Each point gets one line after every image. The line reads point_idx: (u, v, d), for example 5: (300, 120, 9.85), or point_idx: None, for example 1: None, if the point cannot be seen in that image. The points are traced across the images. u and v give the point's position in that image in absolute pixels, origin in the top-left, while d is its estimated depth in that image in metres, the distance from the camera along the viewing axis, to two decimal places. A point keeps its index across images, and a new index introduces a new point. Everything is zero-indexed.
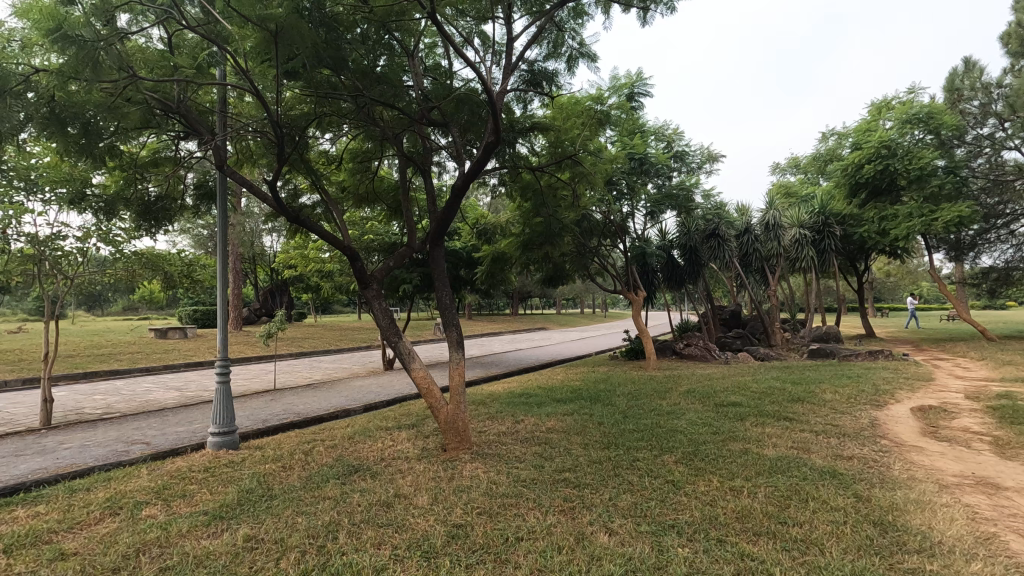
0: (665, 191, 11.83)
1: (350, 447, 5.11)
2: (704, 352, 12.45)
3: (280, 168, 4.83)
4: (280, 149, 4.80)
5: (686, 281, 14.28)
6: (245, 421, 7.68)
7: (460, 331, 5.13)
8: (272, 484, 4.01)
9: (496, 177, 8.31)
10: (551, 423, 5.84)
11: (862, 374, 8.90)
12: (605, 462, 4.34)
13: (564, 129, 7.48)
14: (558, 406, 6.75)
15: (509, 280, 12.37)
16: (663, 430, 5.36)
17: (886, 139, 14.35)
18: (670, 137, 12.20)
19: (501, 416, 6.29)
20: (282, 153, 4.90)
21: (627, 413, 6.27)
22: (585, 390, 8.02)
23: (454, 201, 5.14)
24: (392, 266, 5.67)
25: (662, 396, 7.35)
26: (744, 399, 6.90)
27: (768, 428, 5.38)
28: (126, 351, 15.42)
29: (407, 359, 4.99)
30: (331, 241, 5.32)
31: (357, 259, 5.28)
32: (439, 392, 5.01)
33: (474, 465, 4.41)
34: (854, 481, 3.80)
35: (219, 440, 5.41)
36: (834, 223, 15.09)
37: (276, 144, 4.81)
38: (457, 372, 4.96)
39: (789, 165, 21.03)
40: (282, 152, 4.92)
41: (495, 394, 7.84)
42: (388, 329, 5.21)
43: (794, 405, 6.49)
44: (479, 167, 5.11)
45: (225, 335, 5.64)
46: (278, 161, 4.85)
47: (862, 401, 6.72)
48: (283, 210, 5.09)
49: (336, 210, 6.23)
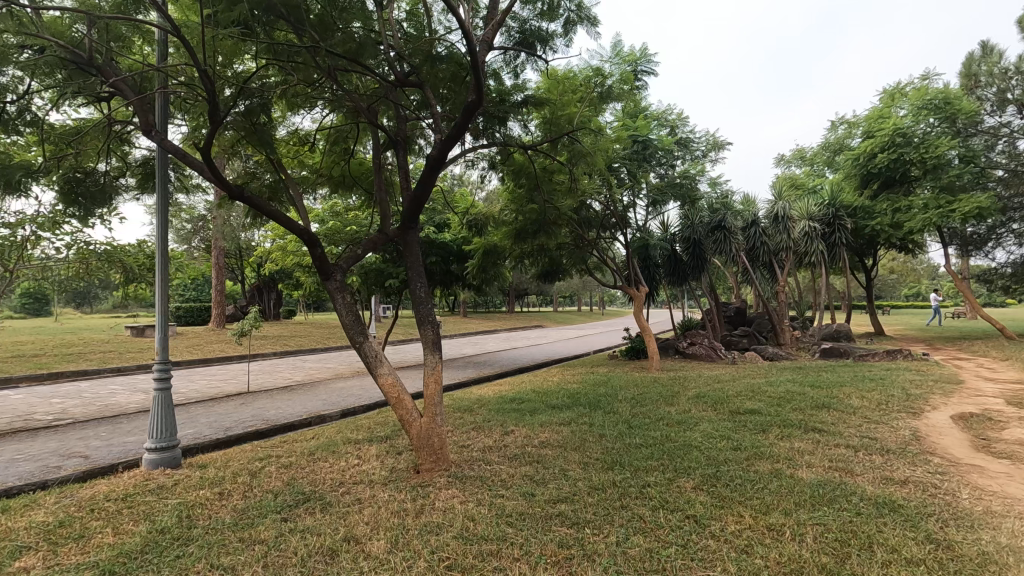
0: (669, 180, 11.05)
1: (307, 467, 4.33)
2: (709, 351, 11.70)
3: (216, 131, 3.92)
4: (213, 107, 3.86)
5: (689, 277, 13.55)
6: (205, 430, 6.89)
7: (437, 329, 4.34)
8: (196, 520, 3.23)
9: (486, 160, 7.52)
10: (544, 436, 5.06)
11: (885, 376, 8.16)
12: (609, 490, 3.57)
13: (560, 105, 6.69)
14: (553, 414, 5.99)
15: (502, 275, 11.60)
16: (675, 445, 4.59)
17: (900, 127, 13.60)
18: (674, 123, 11.39)
19: (488, 426, 5.52)
20: (218, 114, 3.99)
21: (631, 422, 5.50)
22: (585, 394, 7.22)
23: (429, 175, 4.29)
24: (362, 255, 4.89)
25: (669, 402, 6.58)
26: (761, 406, 6.14)
27: (797, 443, 4.63)
28: (98, 350, 14.59)
29: (373, 361, 4.22)
30: (285, 225, 4.50)
31: (316, 246, 4.49)
32: (410, 402, 4.21)
33: (450, 493, 3.63)
34: (921, 518, 3.05)
35: (155, 457, 4.65)
36: (845, 216, 14.35)
37: (208, 102, 3.88)
38: (432, 378, 4.18)
39: (795, 157, 20.30)
40: (218, 114, 4.00)
41: (485, 400, 7.08)
42: (351, 327, 4.39)
43: (820, 413, 5.73)
44: (455, 139, 4.18)
45: (166, 336, 4.84)
46: (211, 123, 3.92)
47: (896, 408, 5.98)
48: (225, 185, 4.23)
49: (297, 191, 5.36)
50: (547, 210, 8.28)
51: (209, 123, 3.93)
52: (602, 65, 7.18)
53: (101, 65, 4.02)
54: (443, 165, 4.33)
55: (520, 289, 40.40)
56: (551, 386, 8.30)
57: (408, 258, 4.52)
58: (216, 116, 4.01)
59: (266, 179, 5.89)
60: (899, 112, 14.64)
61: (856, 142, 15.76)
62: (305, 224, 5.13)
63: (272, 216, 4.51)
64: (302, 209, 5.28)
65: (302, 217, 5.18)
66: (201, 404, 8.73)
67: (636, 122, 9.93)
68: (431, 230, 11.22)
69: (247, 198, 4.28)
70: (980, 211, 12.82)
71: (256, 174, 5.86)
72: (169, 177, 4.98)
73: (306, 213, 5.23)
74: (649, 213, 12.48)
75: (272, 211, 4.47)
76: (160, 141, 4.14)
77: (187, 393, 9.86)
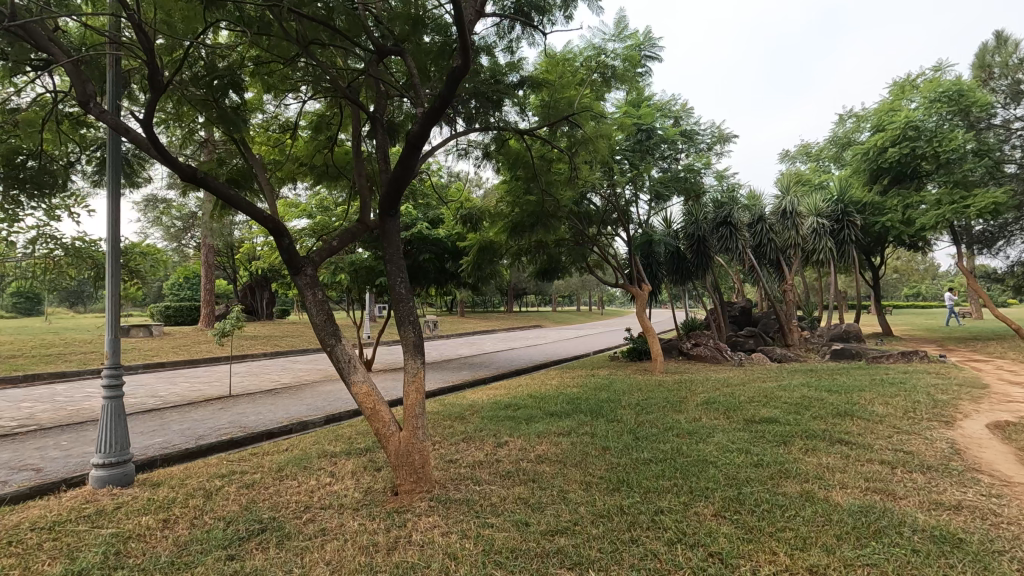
0: (673, 174, 10.51)
1: (272, 487, 3.81)
2: (714, 352, 11.21)
3: (157, 98, 3.37)
4: (153, 69, 3.30)
5: (693, 275, 13.02)
6: (174, 440, 6.36)
7: (419, 330, 3.78)
8: (125, 559, 2.72)
9: (481, 149, 7.00)
10: (541, 449, 4.55)
11: (905, 380, 7.66)
12: (616, 518, 3.06)
13: (559, 87, 6.19)
14: (551, 422, 5.48)
15: (499, 273, 11.08)
16: (689, 461, 4.08)
17: (912, 120, 13.09)
18: (679, 113, 10.86)
19: (480, 437, 5.02)
20: (161, 79, 3.43)
21: (637, 432, 4.99)
22: (585, 400, 6.70)
23: (407, 157, 3.73)
24: (338, 247, 4.36)
25: (677, 409, 6.04)
26: (777, 414, 5.61)
27: (825, 459, 4.12)
28: (79, 351, 14.04)
29: (346, 366, 3.69)
30: (248, 211, 3.96)
31: (283, 236, 3.95)
32: (388, 414, 3.68)
33: (430, 521, 3.11)
34: (992, 559, 2.55)
35: (103, 474, 4.13)
36: (854, 212, 13.86)
37: (146, 64, 3.33)
38: (412, 386, 3.64)
39: (799, 152, 19.75)
40: (162, 79, 3.44)
41: (477, 406, 6.58)
42: (322, 328, 3.83)
43: (844, 423, 5.22)
44: (435, 116, 3.62)
45: (117, 338, 4.32)
46: (152, 89, 3.37)
47: (926, 416, 5.47)
48: (175, 166, 3.66)
49: (264, 177, 4.80)
50: (546, 201, 7.74)
51: (149, 88, 3.38)
52: (605, 46, 6.68)
53: (28, 24, 3.49)
54: (423, 146, 3.77)
55: (519, 288, 39.90)
56: (550, 390, 7.78)
57: (385, 252, 3.96)
58: (159, 81, 3.46)
59: (235, 164, 5.36)
60: (910, 105, 14.13)
61: (864, 136, 15.30)
62: (273, 212, 4.58)
63: (231, 203, 3.93)
64: (270, 196, 4.72)
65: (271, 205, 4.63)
66: (177, 410, 8.20)
67: (641, 109, 9.40)
68: (424, 225, 10.67)
69: (202, 180, 3.72)
70: (996, 206, 12.31)
71: (224, 157, 5.34)
72: (121, 158, 4.47)
73: (275, 201, 4.69)
74: (651, 209, 11.96)
75: (231, 196, 3.90)
76: (98, 113, 3.56)
77: (166, 397, 9.34)
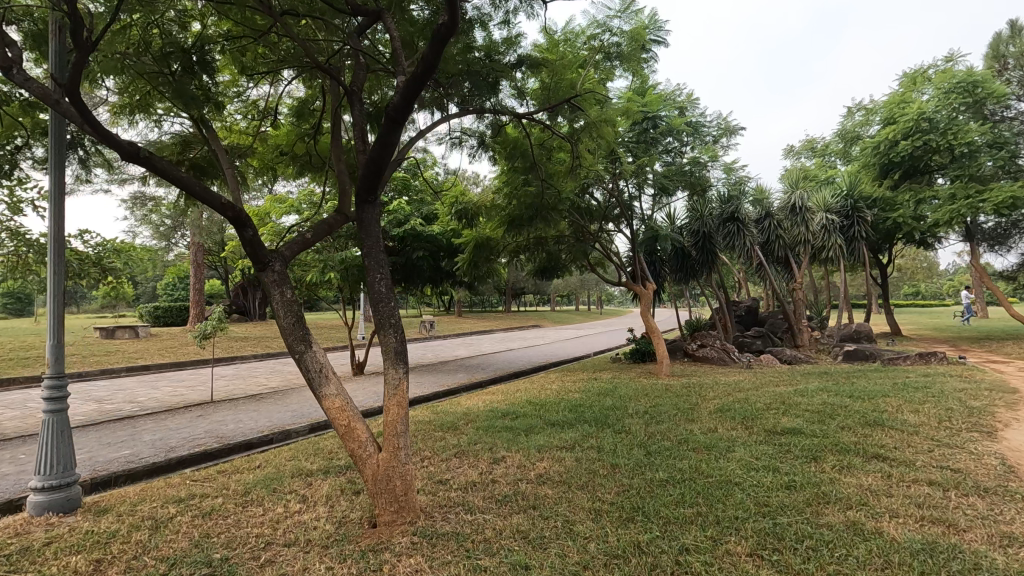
0: (678, 168, 9.97)
1: (232, 516, 3.30)
2: (721, 353, 10.73)
3: (85, 59, 2.94)
4: (76, 23, 2.88)
5: (698, 273, 12.51)
6: (142, 452, 5.83)
7: (401, 336, 3.24)
8: None
9: (476, 138, 6.49)
10: (543, 467, 4.05)
11: (930, 385, 7.14)
12: (634, 560, 2.56)
13: (560, 68, 5.73)
14: (553, 434, 4.99)
15: (496, 271, 10.58)
16: (712, 483, 3.57)
17: (925, 111, 12.51)
18: (684, 104, 10.36)
19: (474, 452, 4.52)
20: (88, 38, 2.99)
21: (649, 446, 4.50)
22: (590, 408, 6.17)
23: (387, 134, 3.17)
24: (312, 240, 3.83)
25: (690, 419, 5.54)
26: (801, 424, 5.10)
27: (867, 480, 3.62)
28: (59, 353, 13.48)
29: (316, 377, 3.17)
30: (204, 199, 3.32)
31: (246, 227, 3.43)
32: (365, 431, 3.18)
33: (411, 564, 2.60)
34: None
35: (42, 500, 3.61)
36: (864, 207, 13.38)
37: (70, 19, 2.90)
38: (393, 400, 3.13)
39: (804, 148, 19.25)
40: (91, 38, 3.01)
41: (473, 414, 6.09)
42: (289, 332, 3.29)
43: (876, 434, 4.72)
44: (417, 86, 3.05)
45: (61, 343, 3.80)
46: (78, 49, 2.93)
47: (964, 427, 4.98)
48: (115, 144, 3.11)
49: (225, 157, 4.08)
50: (546, 191, 7.19)
51: (76, 49, 2.94)
52: (609, 24, 6.16)
53: None
54: (406, 122, 3.21)
55: (518, 288, 39.51)
56: (550, 396, 7.27)
57: (364, 245, 3.39)
58: (88, 42, 3.02)
59: (193, 151, 4.91)
60: (922, 97, 13.62)
61: (874, 129, 14.79)
62: (237, 201, 3.86)
63: (181, 186, 3.29)
64: (233, 180, 3.94)
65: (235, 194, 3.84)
66: (151, 417, 7.67)
67: (646, 97, 8.86)
68: (417, 221, 10.17)
69: (144, 160, 3.14)
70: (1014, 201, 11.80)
71: (184, 141, 4.90)
72: (65, 141, 3.97)
73: (240, 190, 3.89)
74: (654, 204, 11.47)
75: (181, 178, 3.26)
76: (23, 81, 3.06)
77: (144, 404, 8.81)
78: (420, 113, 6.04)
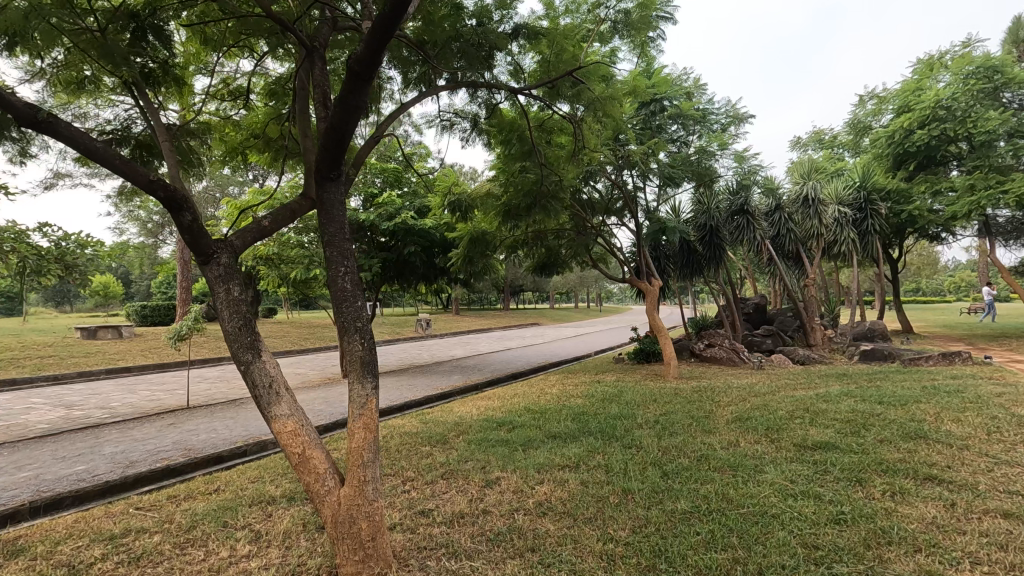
0: (683, 157, 9.24)
1: (163, 564, 2.72)
2: (730, 353, 10.18)
3: None
4: None
5: (703, 268, 11.93)
6: (97, 468, 5.22)
7: (370, 343, 2.65)
8: None
9: (469, 120, 5.91)
10: (542, 493, 3.47)
11: (962, 388, 6.55)
12: None
13: (560, 37, 5.12)
14: (554, 449, 4.41)
15: (493, 266, 10.05)
16: (745, 517, 2.98)
17: (942, 99, 11.92)
18: (691, 89, 9.78)
19: (464, 473, 3.93)
20: None
21: (664, 466, 3.91)
22: (594, 417, 5.59)
23: (350, 96, 2.56)
24: (270, 229, 3.20)
25: (707, 430, 4.97)
26: (833, 437, 4.53)
27: (930, 512, 3.04)
28: (35, 355, 12.83)
29: (265, 395, 2.59)
30: (124, 172, 2.69)
31: (183, 211, 2.82)
32: (323, 460, 2.59)
33: None
34: None
35: None
36: (877, 199, 12.83)
37: None
38: (359, 423, 2.56)
39: (811, 140, 18.64)
40: None
41: (466, 424, 5.52)
42: (234, 340, 2.68)
43: (922, 450, 4.15)
44: (384, 35, 2.42)
45: None
46: None
47: (1019, 439, 4.41)
48: (8, 104, 2.53)
49: (165, 134, 3.46)
50: (545, 179, 6.58)
51: None
52: None
53: None
54: (374, 79, 2.59)
55: (516, 285, 39.09)
56: (550, 402, 6.68)
57: (327, 232, 2.79)
58: None
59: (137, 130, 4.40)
60: (938, 84, 13.01)
61: (886, 119, 14.22)
62: (177, 181, 3.23)
63: (94, 156, 2.66)
64: (171, 156, 3.30)
65: (172, 172, 3.20)
66: (118, 426, 7.08)
67: (652, 80, 8.26)
68: (410, 214, 9.53)
69: (44, 123, 2.53)
70: None
71: (128, 121, 4.42)
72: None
73: (178, 167, 3.25)
74: (660, 196, 10.87)
75: (91, 146, 2.63)
76: None
77: (115, 411, 8.20)
78: (406, 90, 5.46)
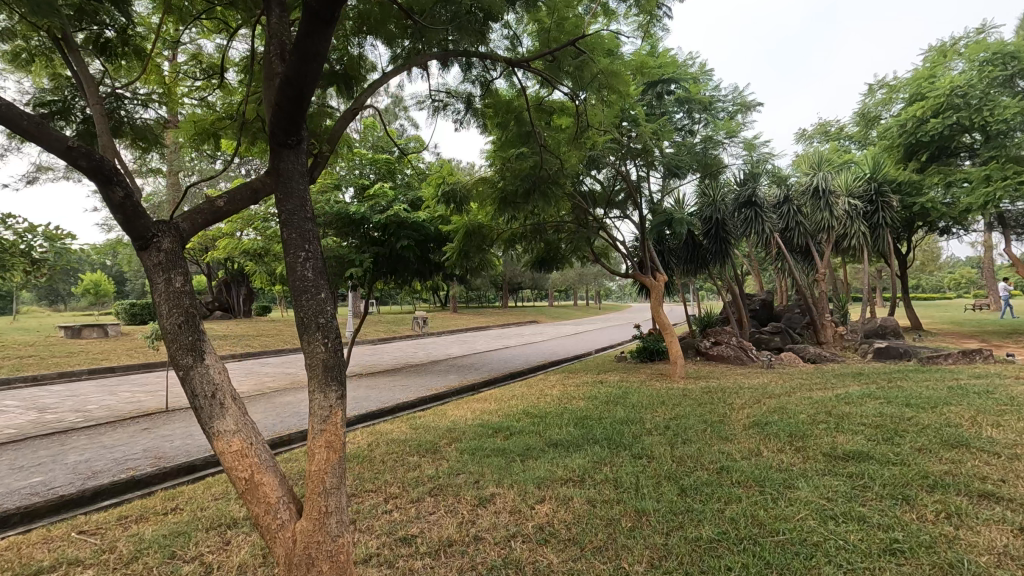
0: (689, 146, 8.79)
1: None
2: (738, 352, 9.75)
3: None
4: None
5: (709, 263, 11.48)
6: (55, 480, 4.75)
7: (334, 343, 2.19)
8: None
9: (463, 101, 5.35)
10: (544, 515, 3.01)
11: (992, 389, 6.11)
12: None
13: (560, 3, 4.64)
14: (557, 460, 3.97)
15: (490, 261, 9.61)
16: (785, 549, 2.52)
17: (957, 86, 11.48)
18: (698, 75, 9.30)
19: (454, 490, 3.46)
20: None
21: (680, 480, 3.45)
22: (599, 423, 5.12)
23: (308, 39, 2.07)
24: (224, 211, 2.65)
25: (724, 436, 4.52)
26: (864, 445, 4.08)
27: (999, 541, 2.58)
28: (14, 355, 12.32)
29: (207, 407, 2.13)
30: (36, 138, 2.22)
31: (111, 185, 2.31)
32: (276, 486, 2.15)
33: None
34: None
35: None
36: (888, 191, 12.42)
37: None
38: (319, 440, 2.12)
39: (817, 132, 18.25)
40: None
41: (460, 431, 5.06)
42: (171, 340, 2.21)
43: (968, 461, 3.70)
44: None
45: None
46: None
47: None
48: None
49: (96, 100, 2.94)
50: (545, 165, 6.11)
51: None
52: None
53: None
54: (338, 20, 2.11)
55: (515, 283, 38.74)
56: (551, 404, 6.24)
57: (285, 211, 2.32)
58: None
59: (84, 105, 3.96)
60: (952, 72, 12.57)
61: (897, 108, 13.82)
62: (110, 154, 2.74)
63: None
64: (104, 124, 2.81)
65: (104, 141, 2.71)
66: (88, 431, 6.61)
67: (657, 62, 7.80)
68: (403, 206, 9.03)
69: None
70: None
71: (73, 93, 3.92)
72: None
73: (111, 138, 2.76)
74: (663, 187, 10.40)
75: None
76: None
77: (89, 414, 7.73)
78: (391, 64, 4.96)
